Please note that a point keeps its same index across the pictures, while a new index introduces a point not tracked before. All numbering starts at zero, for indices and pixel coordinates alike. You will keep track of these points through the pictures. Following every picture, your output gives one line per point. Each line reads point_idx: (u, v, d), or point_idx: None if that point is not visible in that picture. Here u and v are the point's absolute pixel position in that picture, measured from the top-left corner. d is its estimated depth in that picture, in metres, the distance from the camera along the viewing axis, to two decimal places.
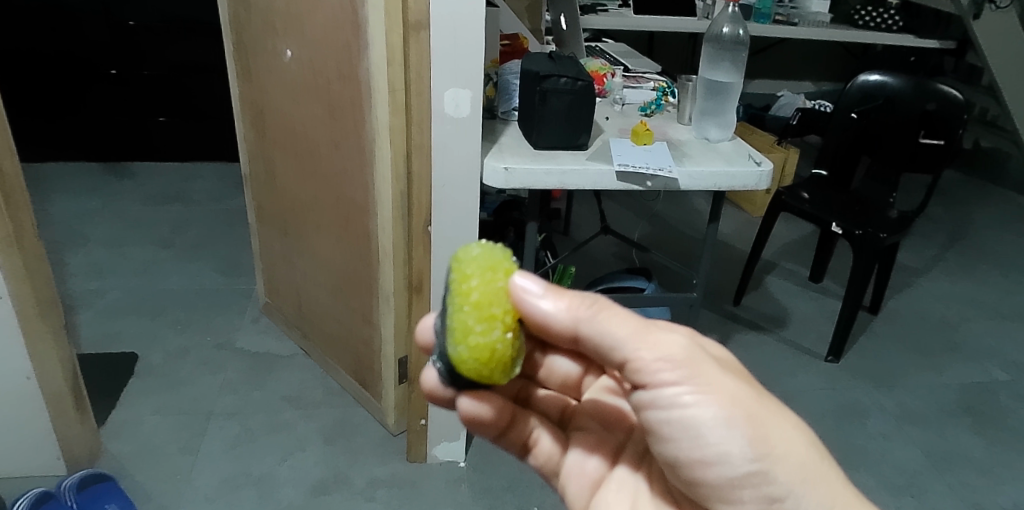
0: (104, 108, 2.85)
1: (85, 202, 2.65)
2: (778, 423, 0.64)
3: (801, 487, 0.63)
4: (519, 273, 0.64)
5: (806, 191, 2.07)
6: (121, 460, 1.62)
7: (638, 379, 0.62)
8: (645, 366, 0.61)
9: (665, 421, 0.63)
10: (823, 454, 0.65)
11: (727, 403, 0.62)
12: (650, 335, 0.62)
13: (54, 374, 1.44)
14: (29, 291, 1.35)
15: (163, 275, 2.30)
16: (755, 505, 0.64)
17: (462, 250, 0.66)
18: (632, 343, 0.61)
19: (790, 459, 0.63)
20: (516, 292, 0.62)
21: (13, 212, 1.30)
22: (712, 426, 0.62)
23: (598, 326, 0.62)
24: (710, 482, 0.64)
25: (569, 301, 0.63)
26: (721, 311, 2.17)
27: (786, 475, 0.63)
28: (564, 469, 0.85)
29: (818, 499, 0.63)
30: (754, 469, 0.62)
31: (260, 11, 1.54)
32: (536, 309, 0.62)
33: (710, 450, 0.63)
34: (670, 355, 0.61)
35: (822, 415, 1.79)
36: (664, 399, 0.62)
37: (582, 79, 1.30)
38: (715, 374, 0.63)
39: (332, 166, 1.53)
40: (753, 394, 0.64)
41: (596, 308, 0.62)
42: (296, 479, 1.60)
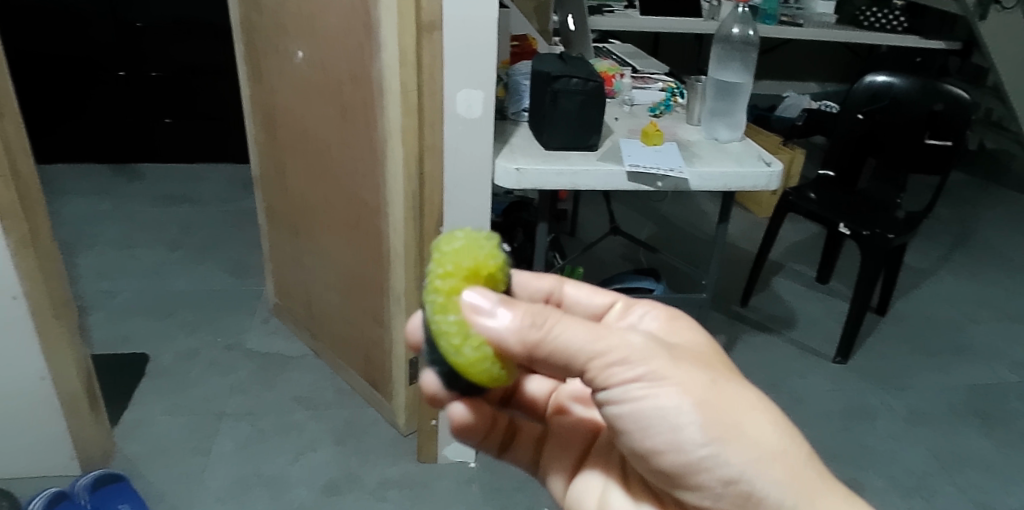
0: (113, 110, 2.86)
1: (94, 204, 2.66)
2: (731, 405, 0.63)
3: (754, 467, 0.63)
4: (471, 290, 0.60)
5: (813, 192, 2.08)
6: (134, 461, 1.63)
7: (596, 382, 0.61)
8: (602, 370, 0.60)
9: (620, 415, 0.63)
10: (782, 431, 0.65)
11: (681, 393, 0.61)
12: (604, 338, 0.60)
13: (69, 375, 1.45)
14: (45, 292, 1.36)
15: (173, 276, 2.31)
16: (714, 488, 0.64)
17: (445, 242, 0.64)
18: (587, 348, 0.59)
19: (743, 440, 0.63)
20: (466, 310, 0.60)
21: (30, 213, 1.31)
22: (664, 416, 0.61)
23: (552, 341, 0.58)
24: (665, 468, 0.65)
25: (518, 319, 0.58)
26: (728, 311, 2.18)
27: (739, 456, 0.62)
28: (542, 460, 0.87)
29: (773, 477, 0.63)
30: (707, 453, 0.62)
31: (270, 12, 1.54)
32: (485, 328, 0.59)
33: (661, 439, 0.63)
34: (624, 355, 0.60)
35: (831, 416, 1.80)
36: (618, 396, 0.62)
37: (593, 79, 1.30)
38: (668, 364, 0.62)
39: (343, 167, 1.53)
40: (706, 380, 0.63)
41: (547, 322, 0.59)
42: (308, 480, 1.61)
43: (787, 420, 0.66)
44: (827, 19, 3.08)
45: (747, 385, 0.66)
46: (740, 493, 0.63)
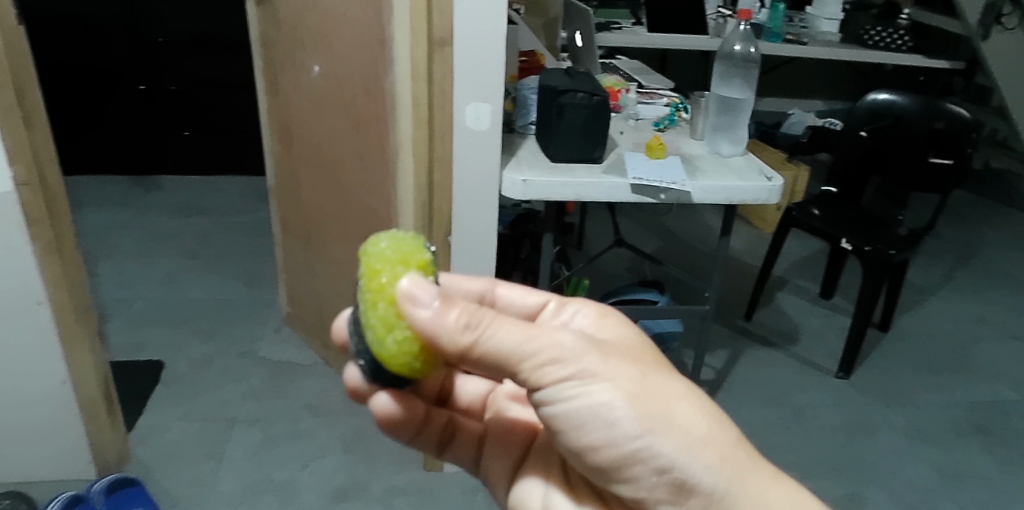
0: (133, 122, 2.93)
1: (114, 215, 2.72)
2: (662, 397, 0.61)
3: (687, 455, 0.61)
4: (408, 279, 0.55)
5: (817, 207, 2.10)
6: (148, 465, 1.67)
7: (529, 382, 0.59)
8: (536, 369, 0.58)
9: (553, 414, 0.61)
10: (712, 418, 0.63)
11: (612, 388, 0.59)
12: (536, 336, 0.57)
13: (89, 379, 1.50)
14: (68, 298, 1.41)
15: (188, 284, 2.36)
16: (649, 480, 0.62)
17: (370, 243, 0.61)
18: (521, 349, 0.57)
19: (674, 429, 0.60)
20: (402, 297, 0.55)
21: (56, 221, 1.36)
22: (596, 411, 0.59)
23: (486, 343, 0.56)
24: (601, 465, 0.62)
25: (454, 318, 0.55)
26: (734, 326, 2.20)
27: (671, 446, 0.60)
28: (483, 459, 0.84)
29: (705, 463, 0.61)
30: (641, 445, 0.60)
31: (289, 28, 1.59)
32: (424, 322, 0.55)
33: (596, 436, 0.60)
34: (556, 355, 0.58)
35: (833, 431, 1.81)
36: (551, 396, 0.59)
37: (597, 94, 1.35)
38: (600, 360, 0.59)
39: (356, 178, 1.58)
40: (635, 373, 0.60)
41: (482, 323, 0.56)
42: (316, 486, 1.64)
43: (716, 407, 0.64)
44: (831, 38, 3.12)
45: (676, 375, 0.64)
46: (674, 481, 0.61)
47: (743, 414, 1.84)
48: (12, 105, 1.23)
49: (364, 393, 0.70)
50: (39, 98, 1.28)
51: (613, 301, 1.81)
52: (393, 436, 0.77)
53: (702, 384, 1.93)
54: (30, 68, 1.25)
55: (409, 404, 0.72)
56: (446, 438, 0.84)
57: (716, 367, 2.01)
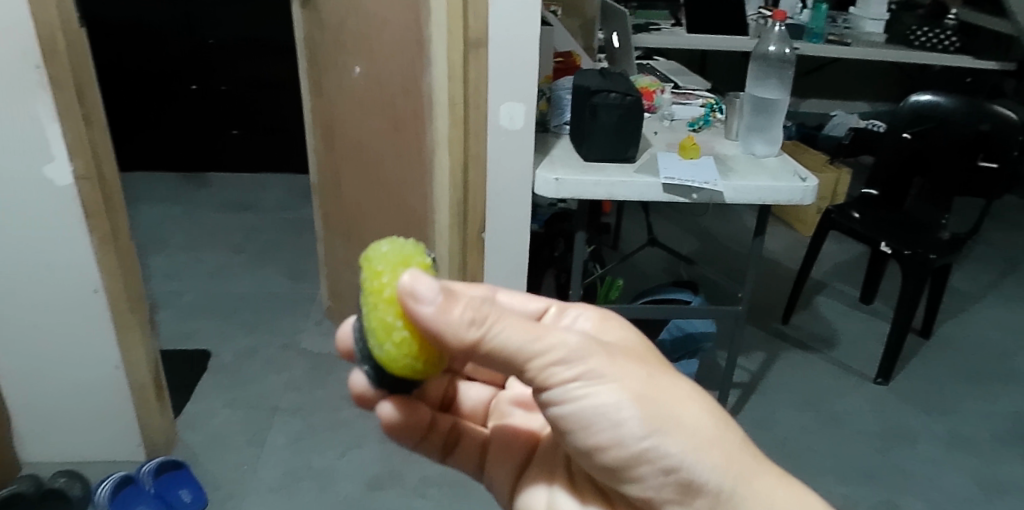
0: (185, 121, 3.05)
1: (166, 210, 2.84)
2: (669, 398, 0.62)
3: (692, 455, 0.62)
4: (409, 273, 0.54)
5: (857, 210, 2.07)
6: (194, 449, 1.75)
7: (536, 382, 0.59)
8: (545, 369, 0.57)
9: (560, 414, 0.61)
10: (718, 419, 0.65)
11: (620, 389, 0.60)
12: (544, 336, 0.57)
13: (141, 365, 1.58)
14: (122, 287, 1.49)
15: (235, 278, 2.45)
16: (656, 480, 0.63)
17: (372, 249, 0.63)
18: (529, 348, 0.57)
19: (680, 429, 0.61)
20: (402, 293, 0.54)
21: (112, 214, 1.44)
22: (604, 412, 0.59)
23: (492, 340, 0.55)
24: (608, 464, 0.63)
25: (459, 313, 0.54)
26: (770, 329, 2.17)
27: (677, 446, 0.61)
28: (486, 465, 0.85)
29: (711, 464, 0.62)
30: (648, 445, 0.61)
31: (332, 30, 1.65)
32: (427, 318, 0.54)
33: (604, 436, 0.61)
34: (563, 355, 0.58)
35: (870, 437, 1.78)
36: (558, 396, 0.59)
37: (631, 94, 1.36)
38: (605, 361, 0.60)
39: (395, 176, 1.62)
40: (641, 374, 0.61)
41: (488, 320, 0.55)
42: (352, 474, 1.69)
43: (720, 408, 0.66)
44: (876, 38, 3.06)
45: (681, 377, 0.65)
46: (681, 483, 0.63)
47: (778, 418, 1.82)
48: (73, 103, 1.31)
49: (371, 399, 0.72)
50: (99, 97, 1.36)
51: (646, 301, 1.81)
52: (399, 439, 0.78)
53: (736, 386, 1.93)
54: (90, 69, 1.33)
55: (412, 410, 0.74)
56: (450, 444, 0.85)
57: (751, 370, 2.00)
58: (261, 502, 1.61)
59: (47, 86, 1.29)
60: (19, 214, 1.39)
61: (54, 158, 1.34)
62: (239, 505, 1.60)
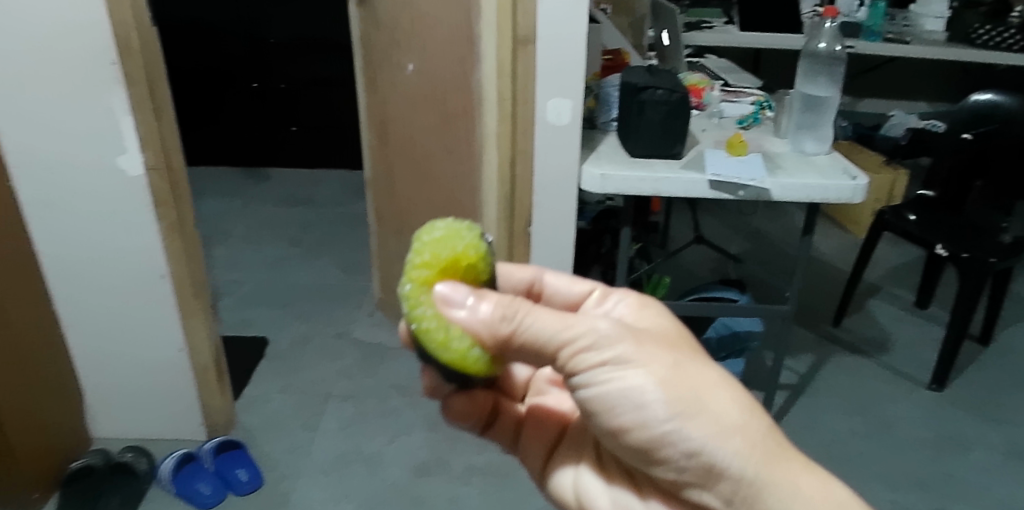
0: (247, 118, 3.18)
1: (228, 203, 2.97)
2: (695, 384, 0.62)
3: (716, 440, 0.62)
4: (442, 284, 0.60)
5: (913, 212, 2.02)
6: (252, 431, 1.83)
7: (566, 368, 0.61)
8: (574, 355, 0.60)
9: (588, 397, 0.63)
10: (745, 406, 0.64)
11: (647, 374, 0.61)
12: (574, 324, 0.60)
13: (203, 348, 1.67)
14: (186, 272, 1.58)
15: (291, 268, 2.55)
16: (679, 462, 0.63)
17: (424, 240, 0.62)
18: (558, 338, 0.59)
19: (704, 414, 0.62)
20: (437, 300, 0.60)
21: (179, 203, 1.53)
22: (629, 395, 0.61)
23: (522, 333, 0.59)
24: (634, 445, 0.65)
25: (490, 309, 0.59)
26: (821, 331, 2.14)
27: (701, 431, 0.61)
28: (521, 440, 0.87)
29: (734, 449, 0.62)
30: (670, 428, 0.62)
31: (387, 29, 1.71)
32: (455, 320, 0.59)
33: (627, 418, 0.63)
34: (592, 342, 0.60)
35: (923, 443, 1.74)
36: (586, 380, 0.62)
37: (677, 90, 1.37)
38: (634, 347, 0.61)
39: (445, 171, 1.67)
40: (668, 360, 0.62)
41: (518, 314, 0.59)
42: (401, 460, 1.75)
43: (750, 396, 0.65)
44: (937, 36, 2.97)
45: (711, 364, 0.65)
46: (703, 466, 0.63)
47: (825, 421, 1.80)
48: (145, 98, 1.40)
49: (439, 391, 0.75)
50: (168, 93, 1.44)
51: (692, 299, 1.81)
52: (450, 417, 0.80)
53: (784, 388, 1.91)
54: (160, 66, 1.41)
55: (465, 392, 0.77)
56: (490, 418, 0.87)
57: (799, 372, 1.97)
58: (313, 483, 1.68)
59: (121, 82, 1.38)
60: (95, 203, 1.49)
61: (126, 150, 1.44)
62: (292, 485, 1.68)
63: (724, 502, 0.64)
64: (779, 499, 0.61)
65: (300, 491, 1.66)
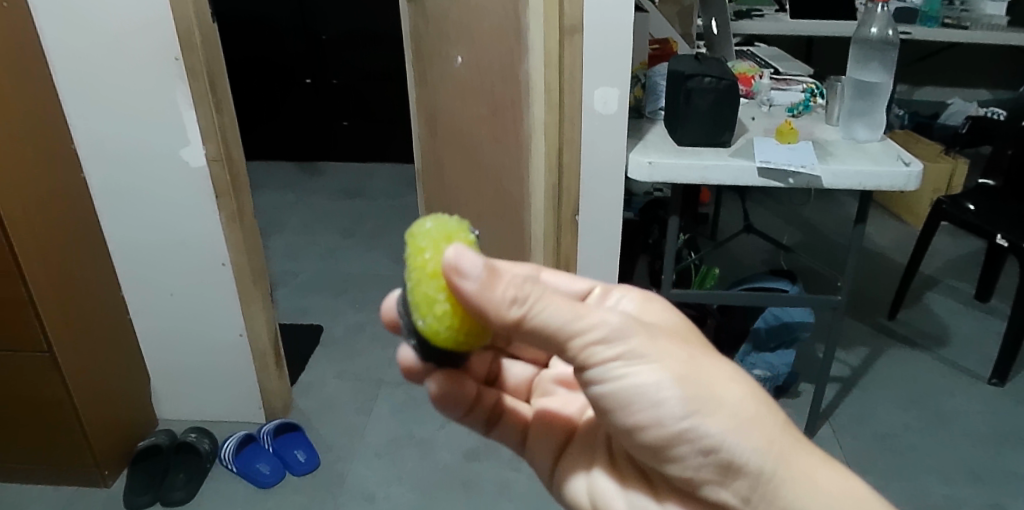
0: (302, 113, 3.29)
1: (284, 196, 3.08)
2: (710, 380, 0.59)
3: (734, 437, 0.58)
4: (453, 249, 0.54)
5: (972, 201, 1.96)
6: (308, 414, 1.91)
7: (577, 361, 0.57)
8: (586, 347, 0.56)
9: (600, 392, 0.59)
10: (759, 399, 0.61)
11: (661, 369, 0.57)
12: (587, 313, 0.56)
13: (261, 333, 1.74)
14: (245, 261, 1.64)
15: (345, 259, 2.63)
16: (696, 460, 0.60)
17: (416, 226, 0.62)
18: (572, 327, 0.55)
19: (721, 410, 0.58)
20: (448, 266, 0.53)
21: (238, 194, 1.59)
22: (643, 392, 0.57)
23: (536, 319, 0.54)
24: (648, 443, 0.61)
25: (503, 290, 0.53)
26: (874, 324, 2.10)
27: (721, 427, 0.58)
28: (527, 442, 0.83)
29: (753, 444, 0.58)
30: (687, 426, 0.58)
31: (436, 23, 1.74)
32: (470, 293, 0.53)
33: (643, 416, 0.59)
34: (606, 333, 0.56)
35: (981, 438, 1.70)
36: (599, 375, 0.57)
37: (726, 78, 1.37)
38: (648, 341, 0.58)
39: (492, 162, 1.71)
40: (682, 355, 0.59)
41: (530, 298, 0.54)
42: (451, 444, 1.80)
43: (761, 389, 0.62)
44: (998, 21, 2.86)
45: (724, 359, 0.62)
46: (721, 463, 0.59)
47: (878, 414, 1.77)
48: (205, 92, 1.45)
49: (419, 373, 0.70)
50: (227, 88, 1.50)
51: (741, 289, 1.81)
52: (446, 414, 0.79)
53: (835, 381, 1.88)
54: (220, 61, 1.47)
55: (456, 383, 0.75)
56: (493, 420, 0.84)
57: (852, 364, 1.94)
58: (367, 465, 1.74)
59: (183, 77, 1.45)
60: (162, 195, 1.58)
61: (189, 143, 1.52)
62: (346, 466, 1.74)
63: (742, 500, 0.60)
64: (799, 495, 0.59)
65: (354, 472, 1.72)
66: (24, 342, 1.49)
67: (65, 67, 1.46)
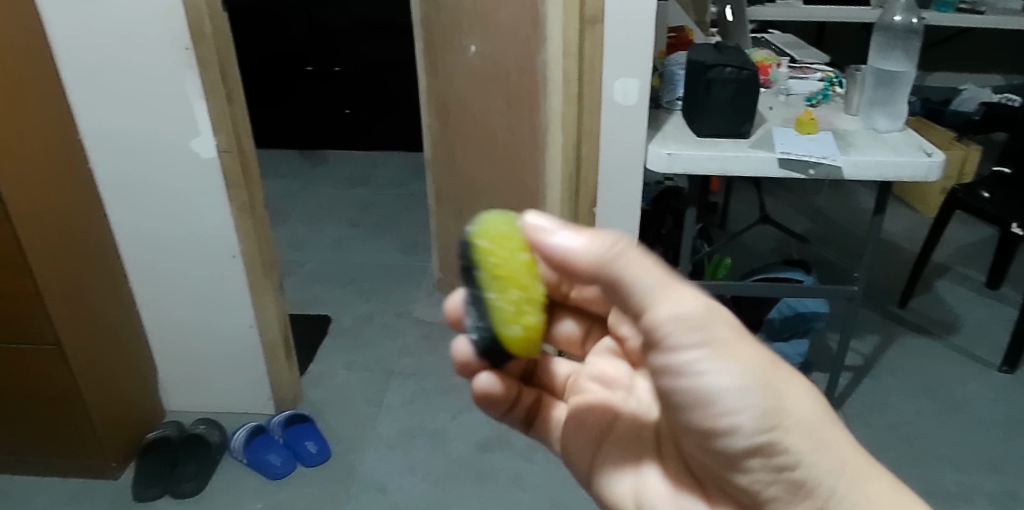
0: (306, 100, 3.26)
1: (287, 184, 3.06)
2: (792, 386, 0.57)
3: (812, 455, 0.57)
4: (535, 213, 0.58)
5: (986, 189, 1.95)
6: (319, 405, 1.90)
7: (655, 336, 0.54)
8: (666, 321, 0.53)
9: (676, 385, 0.56)
10: (831, 414, 0.59)
11: (745, 371, 0.55)
12: (672, 286, 0.53)
13: (272, 324, 1.73)
14: (256, 253, 1.63)
15: (354, 248, 2.62)
16: (766, 475, 0.58)
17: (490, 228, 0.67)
18: (657, 292, 0.52)
19: (800, 425, 0.56)
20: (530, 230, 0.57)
21: (250, 184, 1.58)
22: (721, 393, 0.55)
23: (623, 274, 0.52)
24: (721, 451, 0.58)
25: (592, 241, 0.53)
26: (886, 312, 2.10)
27: (797, 444, 0.56)
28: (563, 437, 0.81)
29: (828, 464, 0.57)
30: (764, 440, 0.56)
31: (449, 10, 1.72)
32: (552, 244, 0.55)
33: (720, 420, 0.56)
34: (692, 311, 0.53)
35: (992, 426, 1.71)
36: (677, 363, 0.55)
37: (747, 68, 1.37)
38: (735, 332, 0.55)
39: (506, 151, 1.69)
40: (767, 358, 0.56)
41: (622, 249, 0.53)
42: (464, 436, 1.80)
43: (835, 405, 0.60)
44: (1013, 5, 2.85)
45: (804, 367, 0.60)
46: (791, 483, 0.58)
47: (890, 403, 1.77)
48: (217, 83, 1.43)
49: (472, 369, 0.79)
50: (238, 77, 1.47)
51: (756, 279, 1.80)
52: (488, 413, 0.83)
53: (847, 370, 1.88)
54: (231, 50, 1.44)
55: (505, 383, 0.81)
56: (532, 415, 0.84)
57: (864, 353, 1.94)
58: (379, 457, 1.74)
59: (195, 67, 1.42)
60: (172, 187, 1.56)
61: (200, 133, 1.49)
62: (358, 458, 1.74)
63: None
64: None
65: (366, 464, 1.72)
66: (31, 335, 1.48)
67: (70, 58, 1.43)
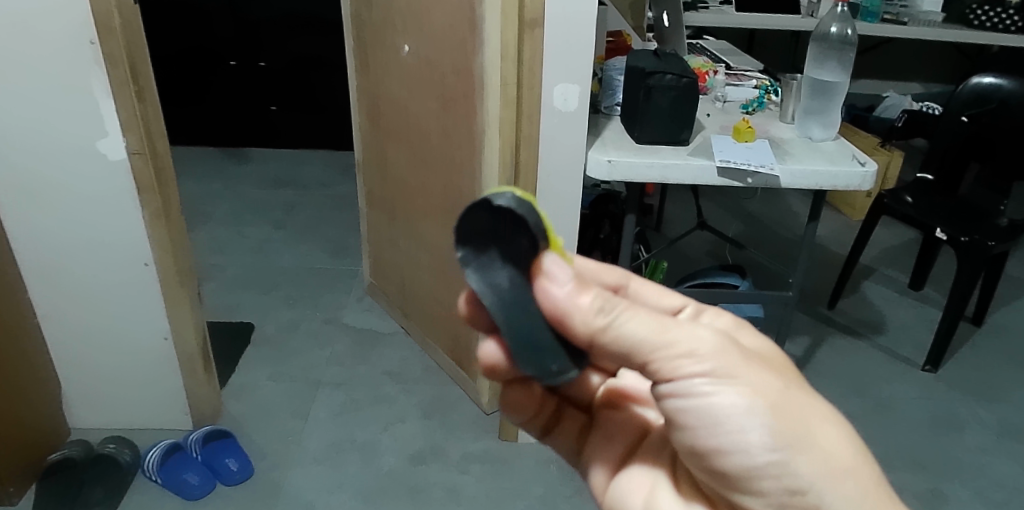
0: (228, 95, 3.09)
1: (207, 184, 2.88)
2: (805, 415, 0.54)
3: (826, 481, 0.55)
4: (549, 254, 0.52)
5: (910, 195, 2.03)
6: (241, 420, 1.79)
7: (659, 375, 0.53)
8: (667, 364, 0.52)
9: (679, 409, 0.55)
10: (850, 441, 0.57)
11: (749, 394, 0.53)
12: (671, 329, 0.52)
13: (188, 336, 1.61)
14: (170, 261, 1.51)
15: (278, 253, 2.49)
16: (776, 498, 0.56)
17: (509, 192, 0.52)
18: (656, 342, 0.51)
19: (816, 449, 0.54)
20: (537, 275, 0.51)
21: (164, 189, 1.46)
22: (730, 416, 0.53)
23: (620, 333, 0.51)
24: (726, 471, 0.56)
25: (588, 299, 0.50)
26: (817, 314, 2.15)
27: (811, 466, 0.54)
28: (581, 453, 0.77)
29: (845, 494, 0.55)
30: (774, 459, 0.54)
31: (383, 8, 1.66)
32: (552, 298, 0.50)
33: (725, 439, 0.54)
34: (693, 347, 0.52)
35: (917, 423, 1.76)
36: (681, 390, 0.53)
37: (687, 75, 1.34)
38: (739, 360, 0.53)
39: (440, 153, 1.62)
40: (778, 383, 0.54)
41: (615, 308, 0.51)
42: (397, 448, 1.73)
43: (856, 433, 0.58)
44: (934, 17, 3.01)
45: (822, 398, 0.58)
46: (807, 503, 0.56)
47: None
48: (125, 79, 1.31)
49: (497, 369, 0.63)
50: (149, 72, 1.35)
51: (693, 283, 1.81)
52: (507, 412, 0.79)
53: None
54: (142, 44, 1.32)
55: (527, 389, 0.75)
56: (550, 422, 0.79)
57: (796, 355, 1.98)
58: (306, 473, 1.65)
59: (101, 62, 1.30)
60: (74, 189, 1.42)
61: (108, 134, 1.36)
62: (283, 475, 1.64)
63: None
64: None
65: (293, 481, 1.63)
66: None
67: None
